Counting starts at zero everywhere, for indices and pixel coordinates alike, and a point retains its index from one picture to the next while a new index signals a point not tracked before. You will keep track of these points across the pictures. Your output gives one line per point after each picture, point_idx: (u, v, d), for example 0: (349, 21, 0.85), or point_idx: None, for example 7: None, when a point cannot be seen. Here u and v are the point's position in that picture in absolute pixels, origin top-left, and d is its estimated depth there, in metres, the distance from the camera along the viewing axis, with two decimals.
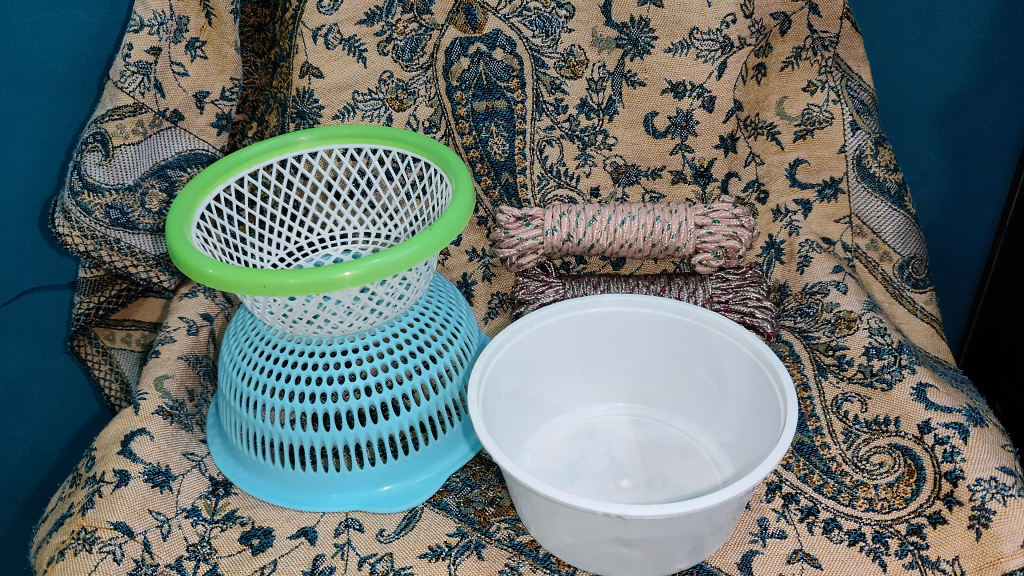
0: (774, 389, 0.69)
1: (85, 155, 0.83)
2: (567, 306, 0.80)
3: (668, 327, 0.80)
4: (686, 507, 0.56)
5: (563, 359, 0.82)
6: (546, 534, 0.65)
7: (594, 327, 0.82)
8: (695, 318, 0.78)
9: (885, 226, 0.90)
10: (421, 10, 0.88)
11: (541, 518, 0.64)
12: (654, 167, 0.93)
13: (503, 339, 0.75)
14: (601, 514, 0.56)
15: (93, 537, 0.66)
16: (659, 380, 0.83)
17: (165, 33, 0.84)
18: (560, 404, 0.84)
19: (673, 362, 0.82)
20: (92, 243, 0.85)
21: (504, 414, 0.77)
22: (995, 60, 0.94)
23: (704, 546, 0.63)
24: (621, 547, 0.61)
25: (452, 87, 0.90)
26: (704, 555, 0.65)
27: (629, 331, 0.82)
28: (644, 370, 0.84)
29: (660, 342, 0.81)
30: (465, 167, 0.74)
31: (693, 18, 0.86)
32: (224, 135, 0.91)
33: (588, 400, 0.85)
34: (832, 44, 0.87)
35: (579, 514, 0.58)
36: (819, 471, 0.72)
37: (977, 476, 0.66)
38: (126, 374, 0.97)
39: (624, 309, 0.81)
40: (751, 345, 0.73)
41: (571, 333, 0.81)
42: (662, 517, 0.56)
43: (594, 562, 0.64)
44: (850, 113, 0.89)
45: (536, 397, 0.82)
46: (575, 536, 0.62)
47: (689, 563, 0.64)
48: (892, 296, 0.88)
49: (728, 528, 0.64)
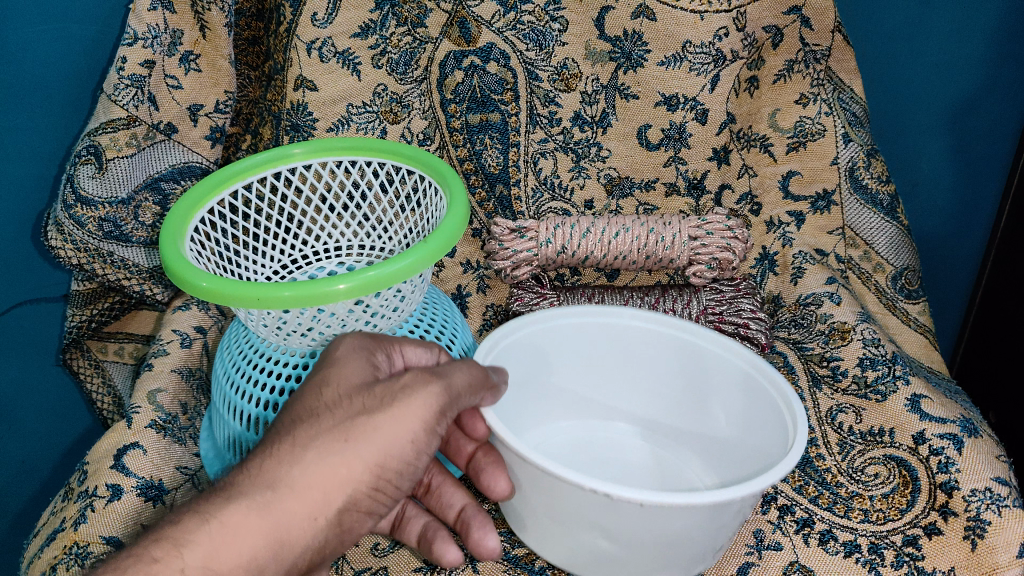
0: (779, 407, 0.67)
1: (79, 168, 0.84)
2: (585, 314, 0.79)
3: (693, 353, 0.77)
4: (671, 500, 0.52)
5: (581, 360, 0.82)
6: (527, 513, 0.63)
7: (610, 339, 0.80)
8: (713, 341, 0.75)
9: (878, 238, 0.91)
10: (416, 24, 0.88)
11: (526, 498, 0.62)
12: (648, 179, 0.94)
13: (519, 325, 0.75)
14: (587, 491, 0.54)
15: (84, 553, 0.65)
16: (676, 412, 0.81)
17: (159, 47, 0.85)
18: (568, 414, 0.83)
19: (688, 389, 0.79)
20: (86, 256, 0.84)
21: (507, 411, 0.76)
22: (992, 72, 0.94)
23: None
24: (602, 541, 0.58)
25: (446, 100, 0.90)
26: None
27: (654, 351, 0.80)
28: (663, 398, 0.81)
29: (683, 370, 0.79)
30: (460, 181, 0.73)
31: (685, 32, 0.86)
32: (218, 148, 0.92)
33: (599, 416, 0.84)
34: (824, 57, 0.88)
35: (565, 497, 0.56)
36: (814, 482, 0.72)
37: (971, 487, 0.66)
38: (118, 388, 0.95)
39: (649, 327, 0.79)
40: (753, 361, 0.72)
41: (593, 338, 0.80)
42: (647, 506, 0.53)
43: (570, 552, 0.62)
44: (842, 126, 0.90)
45: (545, 397, 0.81)
46: (555, 519, 0.60)
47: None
48: (885, 308, 0.88)
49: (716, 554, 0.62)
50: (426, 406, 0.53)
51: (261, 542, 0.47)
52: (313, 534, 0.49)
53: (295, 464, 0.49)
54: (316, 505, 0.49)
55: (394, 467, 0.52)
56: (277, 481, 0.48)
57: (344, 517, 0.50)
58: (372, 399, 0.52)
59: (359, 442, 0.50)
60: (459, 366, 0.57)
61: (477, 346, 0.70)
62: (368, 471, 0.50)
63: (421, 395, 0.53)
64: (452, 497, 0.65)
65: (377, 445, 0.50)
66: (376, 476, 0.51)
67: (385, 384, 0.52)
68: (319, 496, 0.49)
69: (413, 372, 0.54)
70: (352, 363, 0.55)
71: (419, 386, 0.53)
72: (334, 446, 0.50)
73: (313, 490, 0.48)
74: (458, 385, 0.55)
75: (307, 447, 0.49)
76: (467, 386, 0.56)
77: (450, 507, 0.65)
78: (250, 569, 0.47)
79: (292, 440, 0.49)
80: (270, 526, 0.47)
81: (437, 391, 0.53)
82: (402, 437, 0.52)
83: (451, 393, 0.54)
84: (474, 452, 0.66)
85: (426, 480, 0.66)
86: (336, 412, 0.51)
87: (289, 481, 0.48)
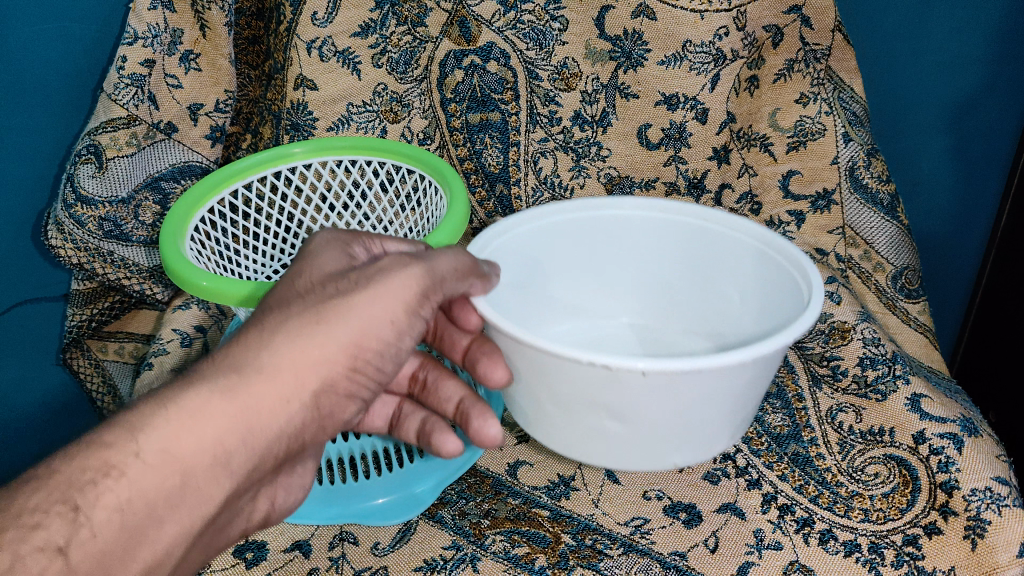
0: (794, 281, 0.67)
1: (80, 167, 0.84)
2: (586, 206, 0.78)
3: (690, 233, 0.77)
4: (672, 367, 0.52)
5: (575, 260, 0.80)
6: (530, 409, 0.63)
7: (609, 233, 0.79)
8: (722, 226, 0.75)
9: (878, 237, 0.90)
10: (416, 23, 0.88)
11: (526, 386, 0.61)
12: (648, 179, 0.94)
13: (509, 225, 0.74)
14: (584, 364, 0.54)
15: None
16: (674, 298, 0.81)
17: (160, 46, 0.85)
18: (565, 317, 0.82)
19: (689, 279, 0.79)
20: (86, 255, 0.85)
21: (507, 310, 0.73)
22: (993, 72, 0.94)
23: (696, 450, 0.61)
24: (607, 422, 0.58)
25: (446, 100, 0.91)
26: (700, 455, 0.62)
27: (649, 238, 0.79)
28: (659, 284, 0.81)
29: (680, 254, 0.79)
30: (460, 180, 0.74)
31: (686, 31, 0.86)
32: (218, 148, 0.91)
33: (595, 317, 0.83)
34: (824, 56, 0.87)
35: (567, 375, 0.56)
36: (814, 481, 0.71)
37: (971, 487, 0.66)
38: (118, 387, 0.94)
39: (645, 213, 0.78)
40: (765, 242, 0.71)
41: (587, 235, 0.79)
42: (648, 375, 0.53)
43: (577, 441, 0.61)
44: (842, 125, 0.88)
45: (541, 300, 0.79)
46: (558, 406, 0.60)
47: (699, 460, 0.62)
48: (886, 307, 0.88)
49: (729, 432, 0.61)
50: (406, 285, 0.51)
51: (228, 426, 0.44)
52: (286, 423, 0.46)
53: (264, 348, 0.46)
54: (288, 387, 0.46)
55: (373, 347, 0.50)
56: (244, 364, 0.45)
57: (321, 400, 0.48)
58: (348, 280, 0.50)
59: (332, 323, 0.48)
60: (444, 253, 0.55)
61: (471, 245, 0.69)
62: (345, 352, 0.49)
63: (402, 275, 0.51)
64: (450, 392, 0.68)
65: (353, 326, 0.49)
66: (353, 357, 0.49)
67: (364, 269, 0.51)
68: (292, 379, 0.46)
69: (394, 258, 0.53)
70: (327, 252, 0.54)
71: (399, 268, 0.52)
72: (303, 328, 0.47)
73: (284, 371, 0.46)
74: (442, 270, 0.54)
75: (278, 330, 0.47)
76: (452, 272, 0.55)
77: (450, 401, 0.68)
78: (216, 454, 0.43)
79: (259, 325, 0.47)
80: (237, 409, 0.44)
81: (417, 273, 0.52)
82: (381, 318, 0.50)
83: (433, 275, 0.53)
84: (469, 346, 0.64)
85: (423, 376, 0.69)
86: (310, 297, 0.49)
87: (257, 364, 0.46)
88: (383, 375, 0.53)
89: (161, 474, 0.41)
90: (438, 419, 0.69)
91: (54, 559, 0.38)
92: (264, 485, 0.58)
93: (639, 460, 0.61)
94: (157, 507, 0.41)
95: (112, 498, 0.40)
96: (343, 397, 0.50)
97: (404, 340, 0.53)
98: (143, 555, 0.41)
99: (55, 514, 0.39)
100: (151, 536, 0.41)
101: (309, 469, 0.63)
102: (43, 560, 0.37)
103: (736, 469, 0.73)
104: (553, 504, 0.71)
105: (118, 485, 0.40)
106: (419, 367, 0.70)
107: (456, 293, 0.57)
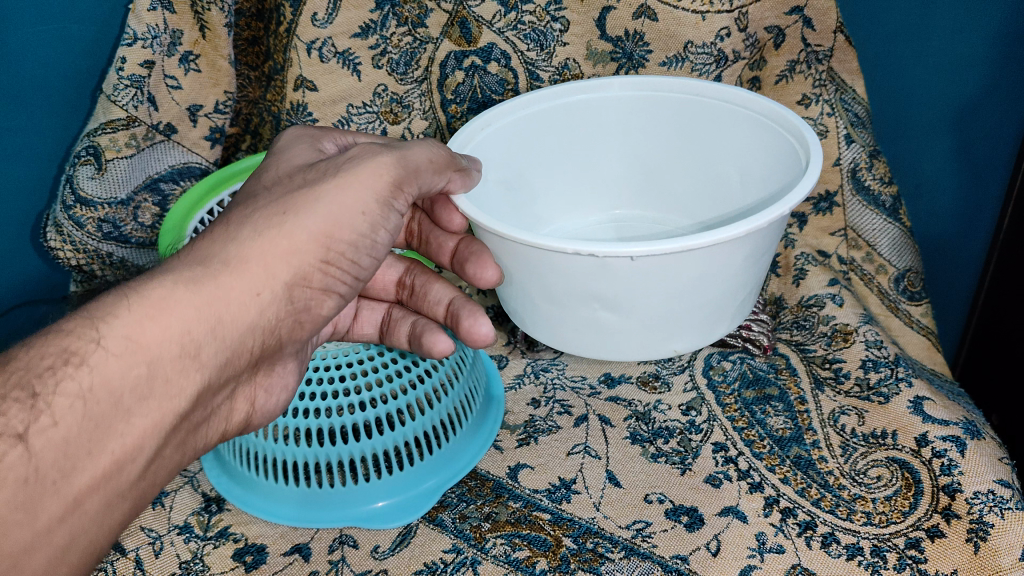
0: (790, 146, 0.74)
1: (79, 168, 0.85)
2: (576, 89, 0.83)
3: (679, 109, 0.83)
4: (659, 249, 0.59)
5: (567, 152, 0.87)
6: (531, 308, 0.71)
7: (598, 116, 0.85)
8: (710, 96, 0.81)
9: (880, 239, 0.90)
10: (416, 24, 0.87)
11: (524, 283, 0.69)
12: None
13: (495, 117, 0.80)
14: (574, 254, 0.60)
15: None
16: (665, 180, 0.89)
17: (159, 47, 0.84)
18: (560, 204, 0.90)
19: (677, 150, 0.86)
20: (84, 257, 0.87)
21: (496, 202, 0.81)
22: (996, 73, 0.94)
23: (703, 324, 0.69)
24: (601, 309, 0.66)
25: (446, 100, 0.91)
26: (706, 338, 0.71)
27: (639, 119, 0.85)
28: (650, 168, 0.89)
29: (670, 133, 0.85)
30: None
31: (687, 32, 0.85)
32: (217, 149, 0.91)
33: (586, 194, 0.91)
34: (826, 58, 0.86)
35: (557, 264, 0.63)
36: (816, 485, 0.71)
37: (975, 489, 0.66)
38: None
39: (633, 94, 0.83)
40: (763, 109, 0.77)
41: (576, 121, 0.85)
42: (635, 259, 0.59)
43: (580, 328, 0.69)
44: (844, 127, 0.88)
45: (533, 187, 0.87)
46: (555, 301, 0.68)
47: (700, 344, 0.71)
48: (888, 309, 0.89)
49: (733, 307, 0.70)
50: (377, 171, 0.56)
51: (195, 315, 0.48)
52: (258, 314, 0.52)
53: (230, 242, 0.51)
54: (258, 280, 0.51)
55: (344, 238, 0.55)
56: (210, 259, 0.50)
57: (294, 293, 0.54)
58: (321, 167, 0.56)
59: (297, 212, 0.53)
60: (420, 147, 0.61)
61: (454, 137, 0.76)
62: (316, 243, 0.53)
63: (372, 163, 0.56)
64: (439, 294, 0.73)
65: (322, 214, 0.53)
66: (325, 248, 0.54)
67: (335, 160, 0.57)
68: (260, 271, 0.51)
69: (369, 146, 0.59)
70: (299, 149, 0.61)
71: (368, 156, 0.57)
72: (272, 219, 0.52)
73: (251, 263, 0.51)
74: (417, 163, 0.59)
75: (242, 227, 0.52)
76: (427, 163, 0.61)
77: (438, 304, 0.73)
78: (183, 343, 0.48)
79: (227, 222, 0.53)
80: (204, 300, 0.49)
81: (389, 162, 0.57)
82: (352, 206, 0.55)
83: (404, 164, 0.58)
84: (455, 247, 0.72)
85: (410, 281, 0.75)
86: (281, 188, 0.56)
87: (223, 258, 0.51)
88: (357, 268, 0.58)
89: (125, 363, 0.45)
90: (427, 322, 0.73)
91: (15, 444, 0.41)
92: (242, 385, 0.57)
93: (642, 343, 0.69)
94: (124, 399, 0.45)
95: (74, 385, 0.44)
96: (319, 290, 0.56)
97: (378, 234, 0.58)
98: (112, 445, 0.44)
99: (14, 400, 0.43)
100: (118, 427, 0.45)
101: (291, 370, 0.61)
102: (4, 445, 0.41)
103: (738, 473, 0.72)
104: (553, 507, 0.70)
105: (78, 373, 0.44)
106: (406, 273, 0.75)
107: (435, 186, 0.63)
